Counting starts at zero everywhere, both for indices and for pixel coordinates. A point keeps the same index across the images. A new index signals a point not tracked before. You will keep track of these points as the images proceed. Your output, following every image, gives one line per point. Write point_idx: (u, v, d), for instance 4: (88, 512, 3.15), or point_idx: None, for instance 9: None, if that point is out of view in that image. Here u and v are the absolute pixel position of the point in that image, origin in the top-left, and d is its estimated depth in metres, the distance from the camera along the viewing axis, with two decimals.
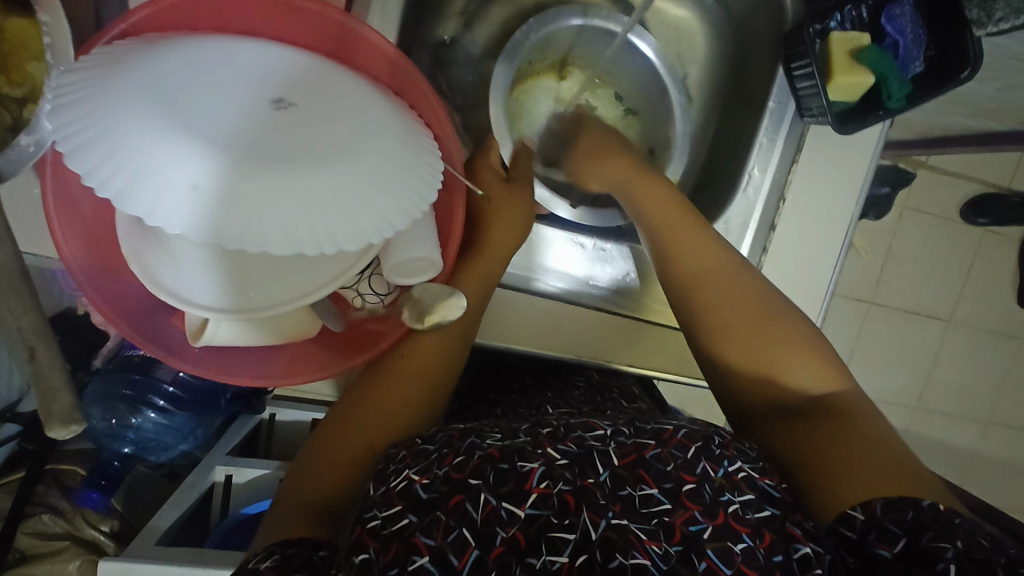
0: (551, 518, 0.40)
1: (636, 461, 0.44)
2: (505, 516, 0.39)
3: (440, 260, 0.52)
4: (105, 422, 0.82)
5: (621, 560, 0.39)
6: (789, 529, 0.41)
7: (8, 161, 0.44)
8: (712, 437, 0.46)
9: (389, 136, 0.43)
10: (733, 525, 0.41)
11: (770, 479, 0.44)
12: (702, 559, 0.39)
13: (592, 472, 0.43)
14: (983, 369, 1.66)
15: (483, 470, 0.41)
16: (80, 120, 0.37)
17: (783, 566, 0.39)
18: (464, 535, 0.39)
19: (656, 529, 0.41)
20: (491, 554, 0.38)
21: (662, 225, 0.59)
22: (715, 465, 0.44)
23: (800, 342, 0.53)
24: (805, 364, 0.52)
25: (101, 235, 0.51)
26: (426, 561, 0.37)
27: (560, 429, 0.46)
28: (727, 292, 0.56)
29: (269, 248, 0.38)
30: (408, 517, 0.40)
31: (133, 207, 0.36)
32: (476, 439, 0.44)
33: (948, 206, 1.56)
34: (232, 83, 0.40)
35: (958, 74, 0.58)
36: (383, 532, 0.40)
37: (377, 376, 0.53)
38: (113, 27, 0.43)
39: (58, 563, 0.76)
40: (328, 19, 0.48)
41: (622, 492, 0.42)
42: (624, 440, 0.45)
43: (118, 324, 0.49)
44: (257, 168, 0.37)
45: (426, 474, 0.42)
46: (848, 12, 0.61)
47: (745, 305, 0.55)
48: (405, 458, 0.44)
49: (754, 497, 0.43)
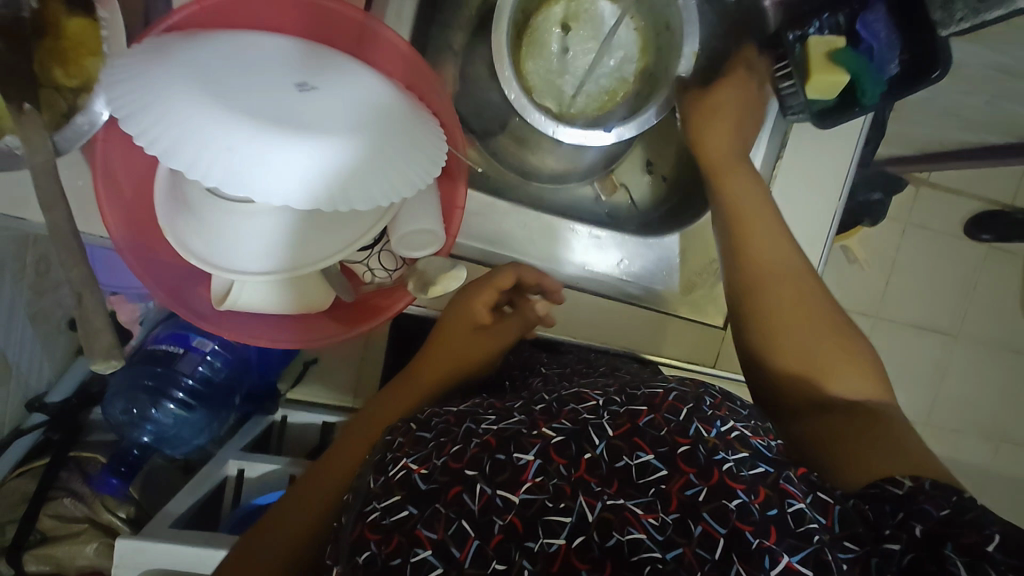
0: (547, 503, 0.41)
1: (631, 431, 0.45)
2: (500, 504, 0.41)
3: (443, 234, 0.56)
4: (126, 412, 0.87)
5: (617, 538, 0.40)
6: (783, 485, 0.42)
7: (65, 138, 0.50)
8: (702, 399, 0.49)
9: (399, 117, 0.48)
10: (729, 483, 0.42)
11: (760, 438, 0.47)
12: (698, 523, 0.40)
13: (588, 447, 0.44)
14: (991, 384, 1.66)
15: (480, 459, 0.43)
16: (131, 92, 0.42)
17: (778, 519, 0.40)
18: (463, 526, 0.40)
19: (653, 501, 0.41)
20: (491, 542, 0.40)
21: (739, 225, 0.62)
22: (708, 426, 0.46)
23: (842, 348, 0.55)
24: (847, 374, 0.54)
25: (138, 214, 0.56)
26: (428, 554, 0.40)
27: (554, 405, 0.49)
28: (783, 296, 0.58)
29: (290, 204, 0.43)
30: (409, 509, 0.42)
31: (173, 161, 0.41)
32: (472, 426, 0.47)
33: (951, 222, 1.59)
34: (263, 70, 0.45)
35: (930, 74, 0.63)
36: (383, 523, 0.42)
37: (346, 445, 0.57)
38: (160, 23, 0.49)
39: (77, 543, 0.79)
40: (349, 18, 0.54)
41: (619, 464, 0.43)
42: (616, 411, 0.47)
43: (155, 291, 0.55)
44: (287, 137, 0.42)
45: (425, 464, 0.44)
46: (826, 19, 0.66)
47: (795, 308, 0.57)
48: (404, 446, 0.47)
49: (748, 455, 0.44)
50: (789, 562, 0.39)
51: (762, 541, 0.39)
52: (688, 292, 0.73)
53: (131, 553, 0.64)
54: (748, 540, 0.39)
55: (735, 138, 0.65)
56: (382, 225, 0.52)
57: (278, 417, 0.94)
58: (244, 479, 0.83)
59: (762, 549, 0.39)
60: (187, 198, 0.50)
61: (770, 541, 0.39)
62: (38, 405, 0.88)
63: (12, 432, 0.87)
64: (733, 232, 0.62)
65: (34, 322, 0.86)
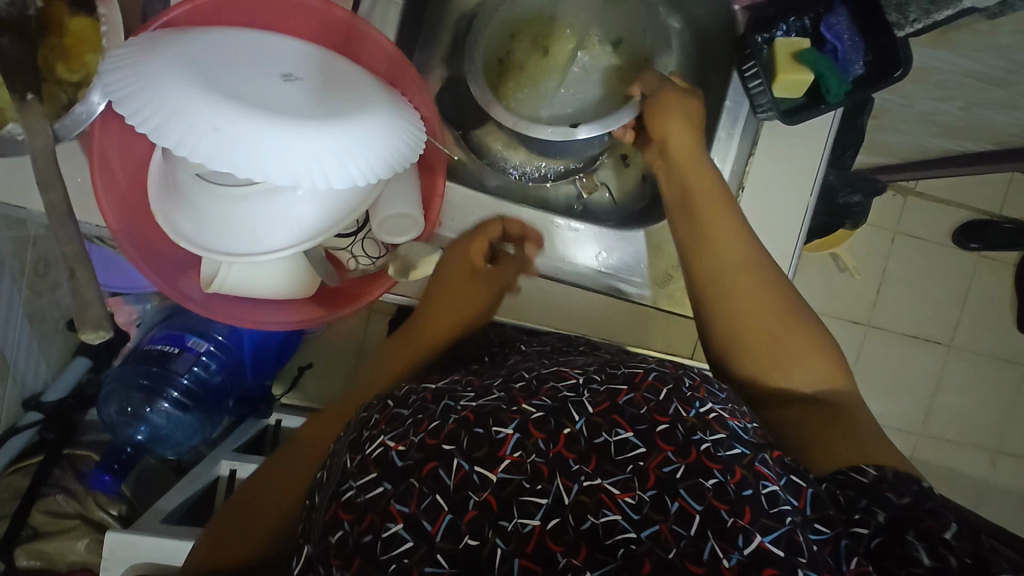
0: (523, 483, 0.39)
1: (610, 408, 0.42)
2: (478, 480, 0.39)
3: (422, 218, 0.59)
4: (121, 413, 0.87)
5: (592, 521, 0.37)
6: (758, 466, 0.40)
7: (65, 126, 0.53)
8: (682, 379, 0.46)
9: (379, 104, 0.51)
10: (707, 463, 0.39)
11: (739, 420, 0.44)
12: (674, 500, 0.38)
13: (567, 423, 0.41)
14: (987, 394, 1.63)
15: (457, 434, 0.41)
16: (125, 77, 0.45)
17: (753, 500, 0.38)
18: (437, 500, 0.38)
19: (631, 478, 0.39)
20: (464, 517, 0.38)
21: (704, 222, 0.62)
22: (688, 405, 0.43)
23: (806, 338, 0.57)
24: (810, 364, 0.56)
25: (131, 202, 0.59)
26: (399, 528, 0.37)
27: (533, 381, 0.46)
28: (752, 295, 0.58)
29: (272, 179, 0.45)
30: (383, 485, 0.40)
31: (164, 138, 0.44)
32: (450, 401, 0.43)
33: (939, 231, 1.58)
34: (251, 60, 0.49)
35: (892, 73, 0.66)
36: (358, 501, 0.39)
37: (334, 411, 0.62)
38: (155, 20, 0.52)
39: (67, 542, 0.82)
40: (337, 18, 0.57)
41: (597, 441, 0.40)
42: (596, 388, 0.44)
43: (150, 274, 0.57)
44: (271, 117, 0.45)
45: (401, 441, 0.41)
46: (793, 22, 0.69)
47: (764, 306, 0.58)
48: (380, 422, 0.44)
49: (725, 435, 0.41)
50: (763, 541, 0.36)
51: (737, 520, 0.37)
52: (664, 284, 0.74)
53: (121, 545, 0.64)
54: (724, 518, 0.37)
55: (695, 135, 0.65)
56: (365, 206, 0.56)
57: (272, 421, 0.96)
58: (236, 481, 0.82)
59: (735, 527, 0.37)
60: (178, 185, 0.53)
61: (744, 519, 0.37)
62: (36, 403, 0.88)
63: (8, 429, 0.86)
64: (698, 229, 0.62)
65: (31, 322, 0.86)
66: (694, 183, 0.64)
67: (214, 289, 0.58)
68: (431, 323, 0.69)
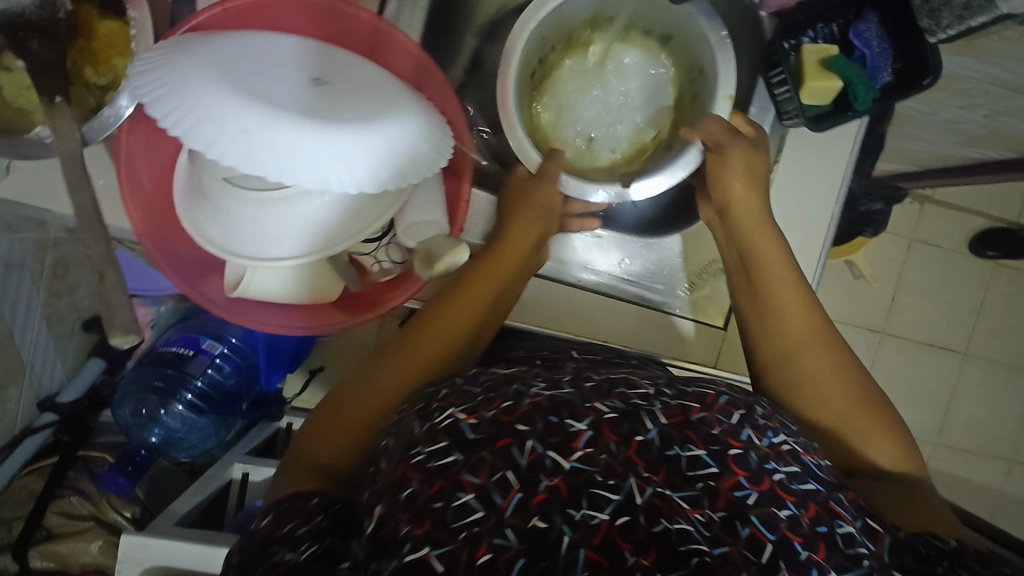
0: (595, 476, 0.36)
1: (683, 422, 0.40)
2: (550, 464, 0.36)
3: (447, 223, 0.59)
4: (135, 415, 0.86)
5: (665, 525, 0.35)
6: (833, 505, 0.38)
7: (93, 129, 0.52)
8: (754, 408, 0.44)
9: (407, 108, 0.51)
10: (779, 493, 0.37)
11: (812, 458, 0.42)
12: (745, 526, 0.35)
13: (640, 430, 0.39)
14: (1006, 405, 1.60)
15: (531, 416, 0.38)
16: (155, 80, 0.45)
17: (828, 538, 0.36)
18: (509, 476, 0.35)
19: (700, 495, 0.36)
20: (533, 499, 0.35)
21: (749, 240, 0.63)
22: (759, 434, 0.41)
23: (873, 405, 0.53)
24: (883, 433, 0.52)
25: (157, 205, 0.59)
26: (471, 497, 0.35)
27: (603, 383, 0.43)
28: (816, 363, 0.55)
29: (302, 183, 0.45)
30: (454, 454, 0.37)
31: (194, 141, 0.43)
32: (522, 386, 0.41)
33: (957, 239, 1.54)
34: (279, 64, 0.48)
35: (920, 81, 0.65)
36: (428, 465, 0.36)
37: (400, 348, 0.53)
38: (185, 23, 0.52)
39: (81, 542, 0.81)
40: (365, 23, 0.57)
41: (669, 453, 0.38)
42: (668, 401, 0.42)
43: (172, 276, 0.57)
44: (302, 122, 0.45)
45: (473, 413, 0.39)
46: (821, 29, 0.68)
47: (831, 375, 0.54)
48: (449, 397, 0.42)
49: (798, 469, 0.40)
50: None
51: (811, 555, 0.35)
52: (688, 291, 0.74)
53: (135, 548, 0.64)
54: (797, 550, 0.35)
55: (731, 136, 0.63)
56: (388, 216, 0.54)
57: (283, 425, 0.91)
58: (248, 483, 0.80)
59: (810, 562, 0.34)
60: (205, 190, 0.53)
61: (819, 554, 0.35)
62: (50, 404, 0.88)
63: (22, 431, 0.86)
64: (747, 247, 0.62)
65: (49, 323, 0.86)
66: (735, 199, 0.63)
67: (238, 293, 0.58)
68: (445, 316, 0.54)
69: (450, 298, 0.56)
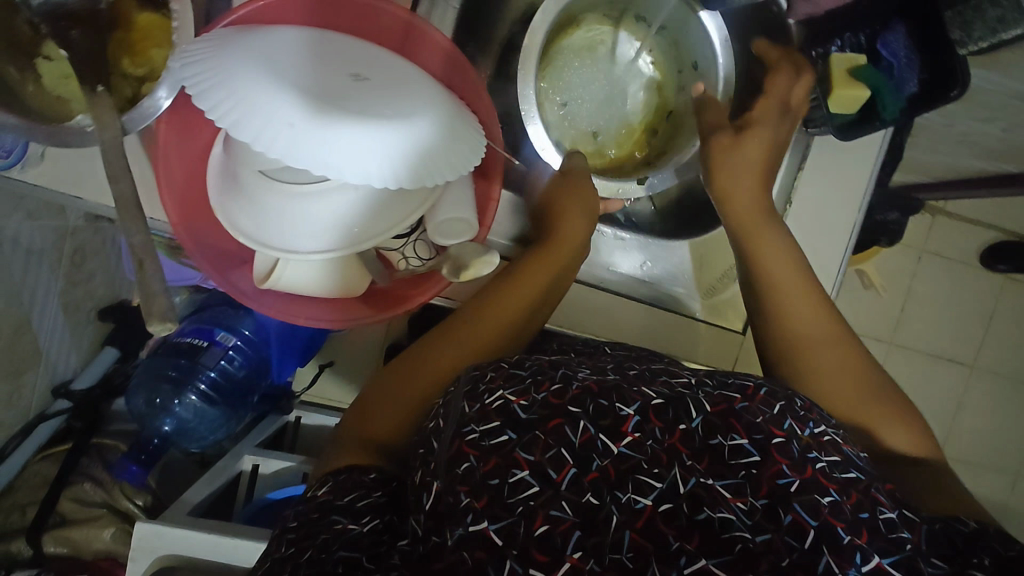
0: (642, 463, 0.37)
1: (727, 412, 0.41)
2: (602, 446, 0.37)
3: (477, 224, 0.59)
4: (149, 404, 0.87)
5: (708, 513, 0.35)
6: (875, 493, 0.38)
7: (133, 118, 0.52)
8: (795, 400, 0.44)
9: (444, 107, 0.51)
10: (822, 480, 0.38)
11: (851, 448, 0.43)
12: (788, 513, 0.36)
13: (684, 419, 0.40)
14: (1011, 419, 1.59)
15: (583, 399, 0.39)
16: (200, 73, 0.46)
17: (871, 524, 0.36)
18: (562, 453, 0.36)
19: (742, 483, 0.37)
20: (587, 475, 0.36)
21: (756, 238, 0.64)
22: (802, 424, 0.42)
23: (887, 396, 0.55)
24: (899, 423, 0.54)
25: (189, 194, 0.59)
26: (525, 475, 0.35)
27: (645, 373, 0.45)
28: (826, 358, 0.57)
29: (344, 177, 0.45)
30: (506, 433, 0.37)
31: (238, 133, 0.44)
32: (569, 371, 0.42)
33: (967, 252, 1.54)
34: (320, 60, 0.49)
35: (948, 92, 0.64)
36: (483, 443, 0.37)
37: (442, 341, 0.55)
38: (226, 16, 0.53)
39: (95, 529, 0.83)
40: (398, 18, 0.58)
41: (711, 442, 0.39)
42: (709, 391, 0.43)
43: (203, 264, 0.58)
44: (344, 117, 0.45)
45: (523, 395, 0.39)
46: (849, 38, 0.70)
47: (842, 369, 0.57)
48: (496, 378, 0.41)
49: (841, 459, 0.40)
50: (881, 563, 0.35)
51: (853, 538, 0.35)
52: (709, 296, 0.75)
53: (149, 536, 0.64)
54: (840, 535, 0.35)
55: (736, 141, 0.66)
56: (419, 212, 0.56)
57: (292, 418, 0.89)
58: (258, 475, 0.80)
59: (854, 545, 0.35)
60: (239, 179, 0.53)
61: (862, 538, 0.36)
62: (64, 391, 0.88)
63: (37, 416, 0.85)
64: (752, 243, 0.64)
65: (65, 310, 0.86)
66: (735, 194, 0.65)
67: (268, 285, 0.58)
68: (490, 313, 0.57)
69: (482, 305, 0.58)
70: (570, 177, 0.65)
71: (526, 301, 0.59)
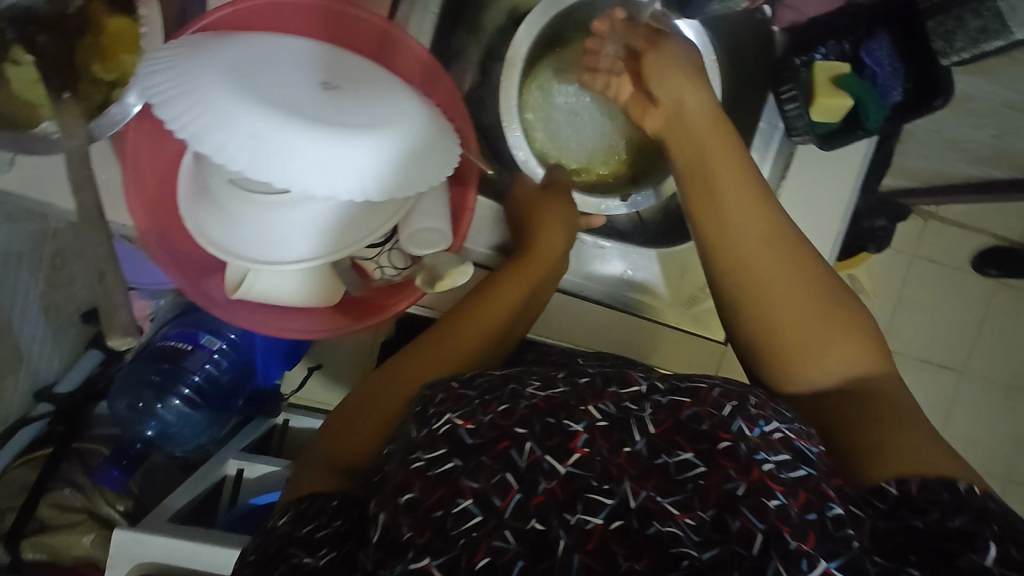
0: (590, 481, 0.38)
1: (673, 426, 0.40)
2: (547, 468, 0.38)
3: (451, 233, 0.59)
4: (131, 408, 0.83)
5: (657, 528, 0.36)
6: (824, 488, 0.38)
7: (100, 126, 0.52)
8: (746, 397, 0.43)
9: (417, 116, 0.50)
10: (768, 483, 0.37)
11: (806, 441, 0.41)
12: (737, 518, 0.36)
13: (629, 441, 0.40)
14: (1000, 424, 1.59)
15: (529, 419, 0.40)
16: (165, 82, 0.45)
17: (818, 524, 0.36)
18: (507, 478, 0.37)
19: (690, 497, 0.37)
20: (533, 500, 0.37)
21: (707, 159, 0.58)
22: (751, 424, 0.40)
23: (835, 317, 0.52)
24: (843, 347, 0.51)
25: (159, 204, 0.58)
26: (469, 503, 0.37)
27: (598, 379, 0.44)
28: (778, 266, 0.54)
29: (309, 189, 0.44)
30: (453, 460, 0.39)
31: (202, 145, 0.43)
32: (518, 387, 0.43)
33: (958, 257, 1.54)
34: (289, 68, 0.48)
35: (932, 101, 0.65)
36: (428, 473, 0.38)
37: (412, 358, 0.56)
38: (195, 22, 0.52)
39: (72, 536, 0.80)
40: (371, 25, 0.57)
41: (658, 461, 0.39)
42: (659, 399, 0.42)
43: (172, 271, 0.57)
44: (311, 128, 0.44)
45: (470, 419, 0.40)
46: (833, 46, 0.68)
47: (794, 277, 0.53)
48: (445, 401, 0.43)
49: (790, 456, 0.39)
50: (829, 568, 0.35)
51: (801, 544, 0.35)
52: (689, 305, 0.74)
53: (128, 543, 0.62)
54: (788, 540, 0.35)
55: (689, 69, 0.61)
56: (391, 223, 0.55)
57: (279, 421, 0.91)
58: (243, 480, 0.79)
59: (801, 552, 0.35)
60: (210, 189, 0.52)
61: (809, 544, 0.35)
62: (48, 395, 0.86)
63: (17, 421, 0.83)
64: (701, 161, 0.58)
65: (46, 315, 0.84)
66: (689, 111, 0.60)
67: (240, 295, 0.57)
68: (460, 336, 0.57)
69: (467, 312, 0.60)
70: (550, 193, 0.67)
71: (501, 319, 0.60)
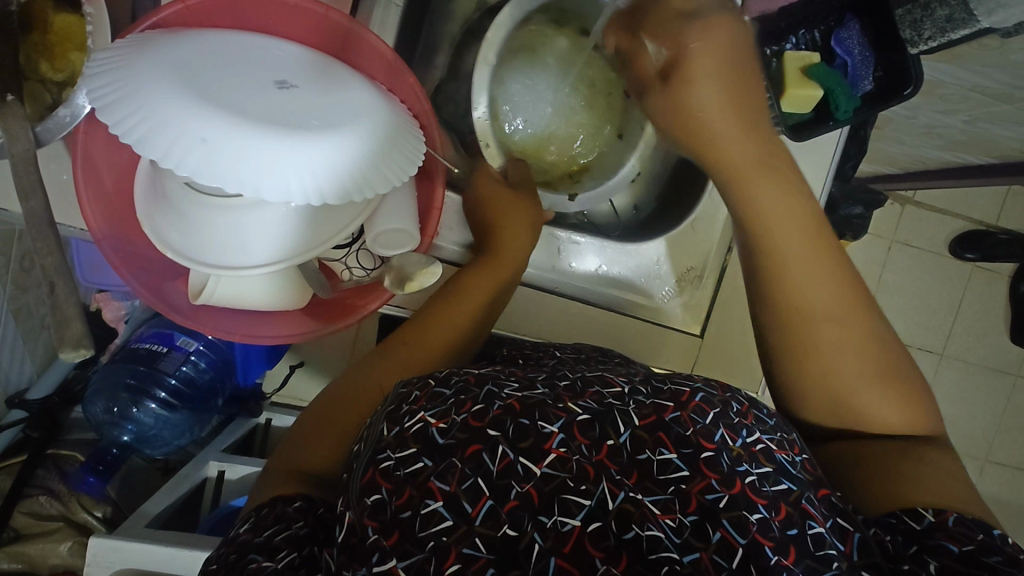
0: (567, 481, 0.38)
1: (656, 423, 0.41)
2: (521, 471, 0.38)
3: (418, 232, 0.57)
4: (107, 412, 0.79)
5: (636, 531, 0.36)
6: (805, 505, 0.39)
7: (46, 129, 0.51)
8: (729, 404, 0.44)
9: (376, 117, 0.49)
10: (750, 496, 0.38)
11: (789, 454, 0.42)
12: (716, 530, 0.37)
13: (611, 435, 0.40)
14: (979, 404, 1.61)
15: (503, 421, 0.39)
16: (109, 85, 0.43)
17: (799, 541, 0.37)
18: (478, 483, 0.37)
19: (672, 499, 0.38)
20: (505, 506, 0.37)
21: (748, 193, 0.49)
22: (734, 434, 0.41)
23: (881, 359, 0.49)
24: (889, 396, 0.49)
25: (116, 208, 0.56)
26: (438, 506, 0.36)
27: (578, 383, 0.45)
28: (829, 306, 0.50)
29: (263, 195, 0.43)
30: (422, 460, 0.38)
31: (148, 152, 0.42)
32: (495, 387, 0.42)
33: (937, 240, 1.55)
34: (242, 68, 0.46)
35: (901, 90, 0.64)
36: (396, 473, 0.37)
37: (382, 364, 0.56)
38: (144, 19, 0.50)
39: (49, 544, 0.75)
40: (334, 23, 0.55)
41: (640, 457, 0.39)
42: (642, 400, 0.43)
43: (132, 280, 0.56)
44: (263, 132, 0.43)
45: (443, 418, 0.40)
46: (803, 35, 0.68)
47: (835, 307, 0.49)
48: (420, 399, 0.42)
49: (771, 469, 0.40)
50: None
51: (781, 559, 0.36)
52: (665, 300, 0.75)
53: (106, 552, 0.59)
54: (768, 555, 0.36)
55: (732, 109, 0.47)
56: (359, 220, 0.54)
57: (262, 420, 0.86)
58: (224, 481, 0.76)
59: (780, 566, 0.36)
60: (166, 193, 0.51)
61: (789, 559, 0.36)
62: (19, 401, 0.81)
63: None
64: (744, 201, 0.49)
65: (16, 318, 0.80)
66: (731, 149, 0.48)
67: (202, 301, 0.55)
68: (429, 333, 0.58)
69: (434, 312, 0.60)
70: (516, 194, 0.66)
71: (468, 323, 0.60)
